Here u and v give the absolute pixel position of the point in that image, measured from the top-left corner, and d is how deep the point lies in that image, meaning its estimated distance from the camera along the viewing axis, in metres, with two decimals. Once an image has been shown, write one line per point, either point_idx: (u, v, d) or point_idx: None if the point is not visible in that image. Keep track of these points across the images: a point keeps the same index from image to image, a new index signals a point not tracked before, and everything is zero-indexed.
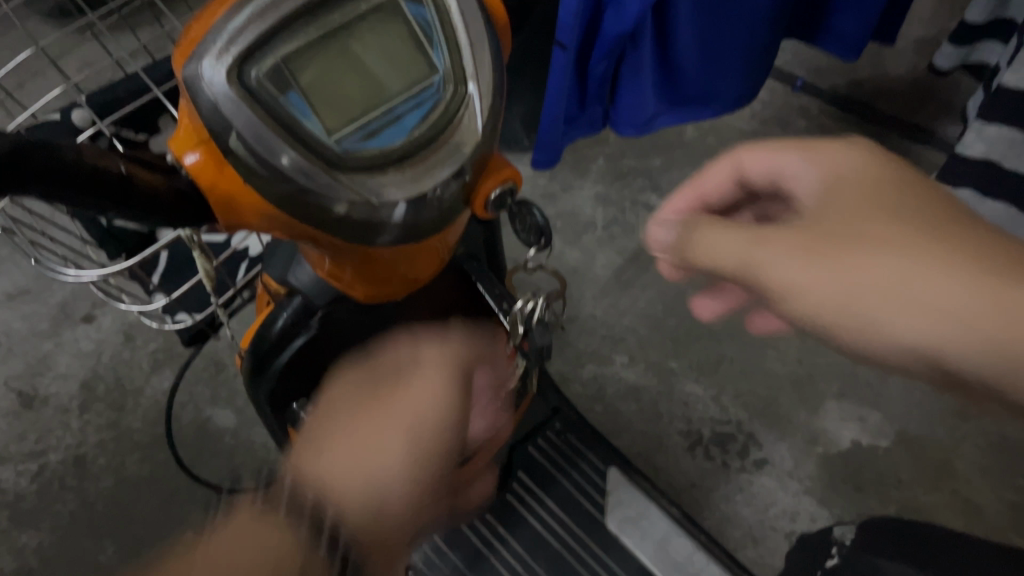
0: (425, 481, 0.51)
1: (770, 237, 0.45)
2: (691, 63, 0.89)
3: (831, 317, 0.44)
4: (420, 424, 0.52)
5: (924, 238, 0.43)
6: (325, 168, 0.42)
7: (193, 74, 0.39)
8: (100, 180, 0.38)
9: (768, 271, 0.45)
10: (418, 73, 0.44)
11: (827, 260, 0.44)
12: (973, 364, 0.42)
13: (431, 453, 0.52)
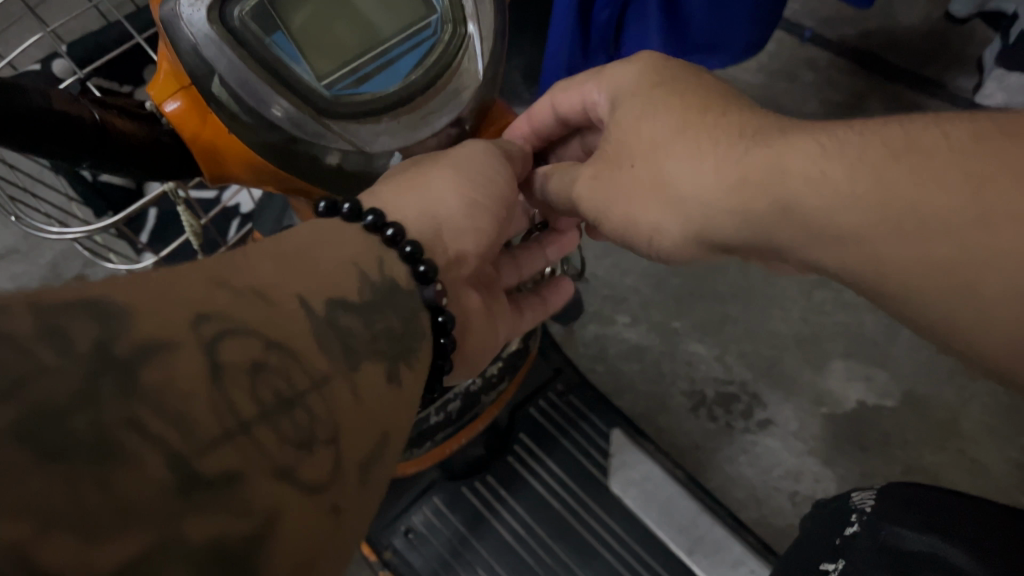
0: (488, 222, 0.43)
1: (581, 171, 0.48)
2: (698, 10, 0.85)
3: (641, 236, 0.45)
4: (483, 165, 0.44)
5: (666, 130, 0.43)
6: (314, 115, 0.40)
7: (168, 12, 0.36)
8: (72, 127, 0.36)
9: (585, 203, 0.48)
10: (415, 14, 0.42)
11: (610, 182, 0.46)
12: (765, 247, 0.40)
13: (497, 195, 0.43)
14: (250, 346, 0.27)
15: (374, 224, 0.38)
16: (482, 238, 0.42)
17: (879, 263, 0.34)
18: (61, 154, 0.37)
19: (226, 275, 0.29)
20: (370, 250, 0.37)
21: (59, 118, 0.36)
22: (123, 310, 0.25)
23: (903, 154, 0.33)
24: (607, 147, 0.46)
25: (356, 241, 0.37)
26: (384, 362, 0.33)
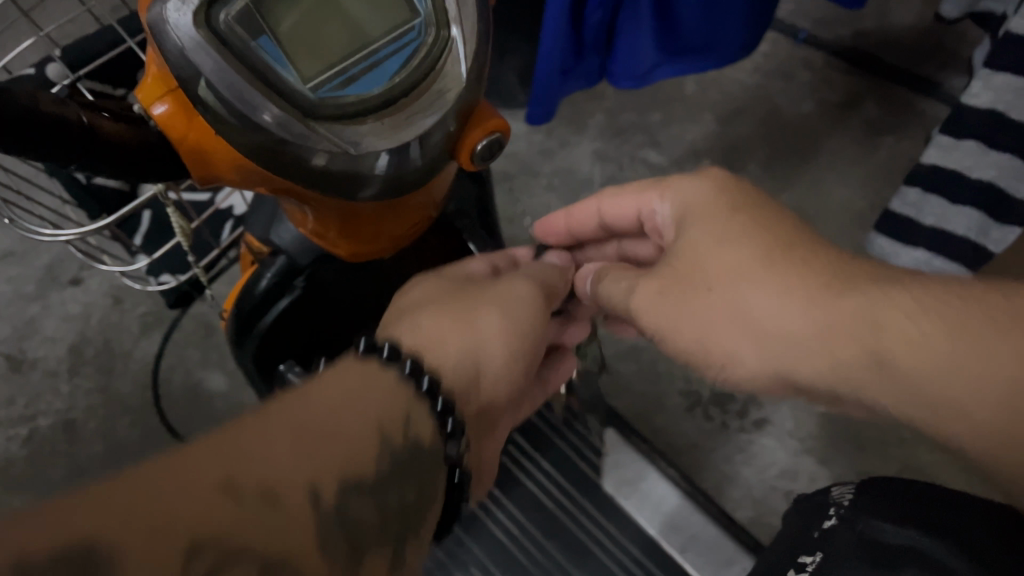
0: (518, 365, 0.47)
1: (637, 288, 0.48)
2: (689, 11, 0.86)
3: (703, 362, 0.45)
4: (523, 310, 0.48)
5: (754, 261, 0.42)
6: (299, 116, 0.40)
7: (156, 16, 0.36)
8: (59, 128, 0.37)
9: (642, 320, 0.48)
10: (399, 17, 0.42)
11: (675, 305, 0.45)
12: (834, 394, 0.40)
13: (531, 340, 0.48)
14: (249, 569, 0.29)
15: (412, 372, 0.40)
16: (511, 383, 0.47)
17: (964, 419, 0.34)
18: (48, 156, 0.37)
19: (234, 473, 0.31)
20: (398, 405, 0.38)
21: (46, 119, 0.36)
22: (112, 555, 0.26)
23: (1010, 323, 0.34)
24: (673, 265, 0.46)
25: (383, 394, 0.38)
26: (387, 540, 0.35)
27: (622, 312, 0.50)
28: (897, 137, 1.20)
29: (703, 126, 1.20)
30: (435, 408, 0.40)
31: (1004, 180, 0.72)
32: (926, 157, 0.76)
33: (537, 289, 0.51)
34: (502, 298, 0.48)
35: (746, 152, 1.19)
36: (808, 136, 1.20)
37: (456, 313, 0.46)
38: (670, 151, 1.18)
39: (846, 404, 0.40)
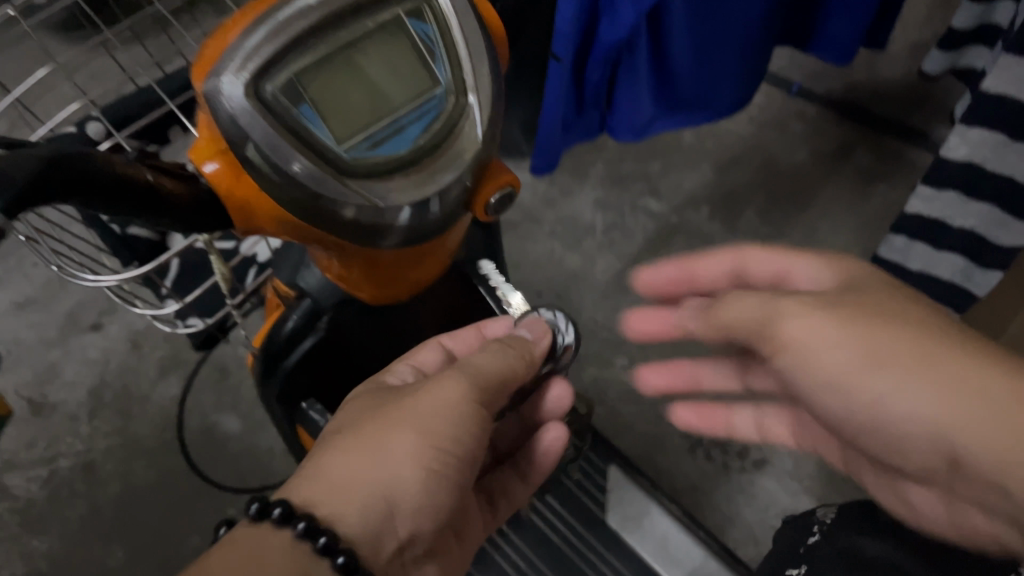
0: (439, 484, 0.48)
1: (794, 304, 0.45)
2: (684, 69, 0.91)
3: (852, 389, 0.44)
4: (443, 426, 0.49)
5: (954, 333, 0.42)
6: (335, 174, 0.45)
7: (212, 89, 0.41)
8: (126, 191, 0.40)
9: (787, 335, 0.45)
10: (422, 87, 0.48)
11: (850, 327, 0.43)
12: (989, 473, 0.40)
13: (452, 458, 0.49)
14: None
15: (308, 531, 0.43)
16: (435, 507, 0.49)
17: None
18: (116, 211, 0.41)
19: None
20: (295, 569, 0.43)
21: (117, 183, 0.39)
22: None
23: None
24: (851, 300, 0.45)
25: (275, 559, 0.43)
26: None
27: (754, 324, 0.47)
28: (889, 184, 1.24)
29: (701, 174, 1.25)
30: (335, 562, 0.43)
31: (982, 228, 0.74)
32: (910, 207, 0.77)
33: (467, 396, 0.50)
34: (429, 418, 0.49)
35: (743, 200, 1.23)
36: (803, 184, 1.24)
37: (375, 442, 0.48)
38: (669, 199, 1.23)
39: (982, 485, 0.41)
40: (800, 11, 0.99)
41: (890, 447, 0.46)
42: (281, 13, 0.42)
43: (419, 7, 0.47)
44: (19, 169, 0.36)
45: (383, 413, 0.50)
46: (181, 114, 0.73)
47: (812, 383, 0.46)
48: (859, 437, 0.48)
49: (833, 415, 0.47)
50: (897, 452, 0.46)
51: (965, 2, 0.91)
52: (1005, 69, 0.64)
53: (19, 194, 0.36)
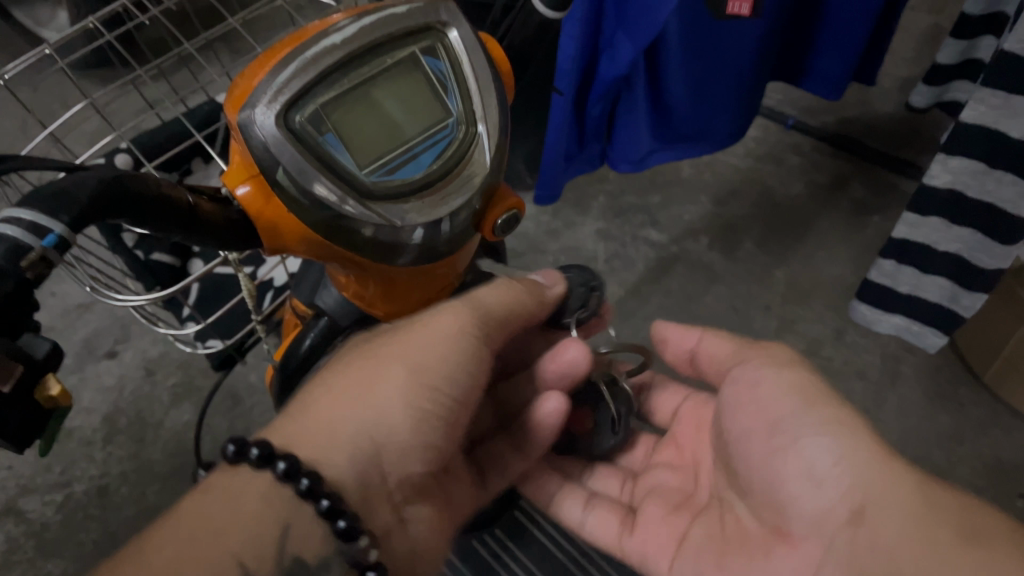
0: (426, 423, 0.55)
1: (758, 351, 0.59)
2: (681, 103, 0.95)
3: (789, 421, 0.54)
4: (434, 364, 0.55)
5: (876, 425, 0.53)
6: (356, 196, 0.49)
7: (245, 119, 0.46)
8: (168, 208, 0.44)
9: (752, 365, 0.58)
10: (435, 118, 0.53)
11: (807, 379, 0.55)
12: (875, 521, 0.48)
13: (441, 394, 0.55)
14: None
15: (287, 472, 0.48)
16: (423, 447, 0.55)
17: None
18: (160, 230, 0.45)
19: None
20: (279, 512, 0.49)
21: (160, 201, 0.44)
22: None
23: None
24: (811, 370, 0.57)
25: (258, 504, 0.48)
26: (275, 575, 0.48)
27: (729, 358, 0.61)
28: (884, 215, 1.27)
29: (699, 207, 1.29)
30: (317, 504, 0.49)
31: (968, 253, 0.77)
32: (898, 233, 0.81)
33: (459, 327, 0.57)
34: (416, 358, 0.55)
35: (741, 231, 1.27)
36: (800, 216, 1.28)
37: (367, 383, 0.55)
38: (669, 230, 1.26)
39: (864, 538, 0.49)
40: (793, 49, 1.04)
41: (793, 491, 0.53)
42: (309, 52, 0.47)
43: (433, 46, 0.52)
44: (81, 188, 0.39)
45: (378, 352, 0.56)
46: (207, 144, 0.79)
47: (757, 409, 0.56)
48: (762, 480, 0.55)
49: (756, 450, 0.56)
50: (796, 500, 0.53)
51: (949, 39, 0.96)
52: (982, 101, 0.68)
53: (87, 211, 0.39)
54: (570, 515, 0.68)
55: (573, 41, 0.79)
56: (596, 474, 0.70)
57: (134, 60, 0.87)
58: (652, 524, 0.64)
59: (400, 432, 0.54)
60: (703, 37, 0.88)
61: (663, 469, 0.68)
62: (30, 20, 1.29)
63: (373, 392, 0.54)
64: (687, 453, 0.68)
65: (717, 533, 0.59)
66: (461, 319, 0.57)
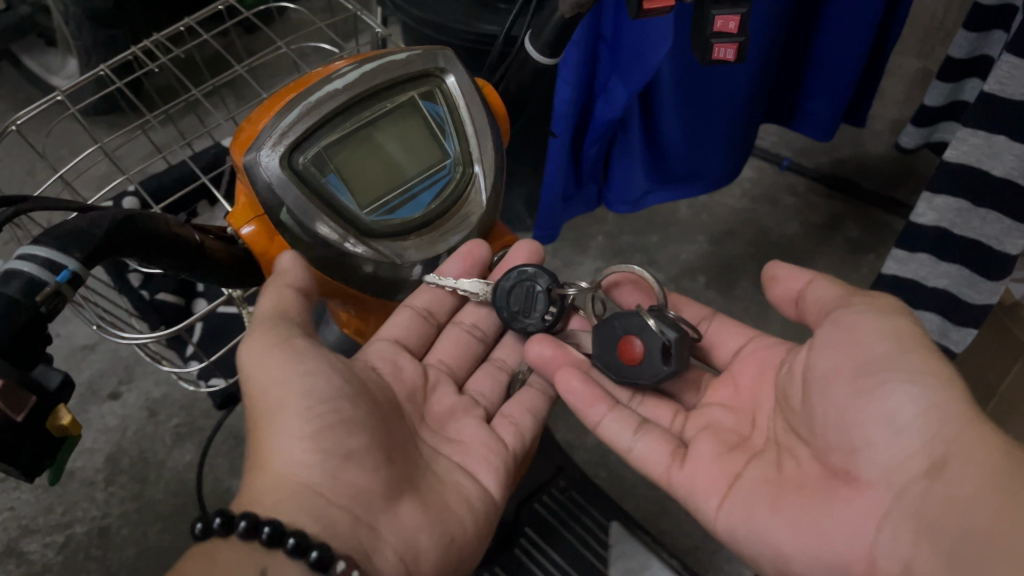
0: (330, 434, 0.49)
1: (861, 298, 0.55)
2: (675, 144, 0.98)
3: (880, 371, 0.50)
4: (285, 390, 0.49)
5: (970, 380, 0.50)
6: (357, 235, 0.53)
7: (251, 160, 0.49)
8: (180, 245, 0.47)
9: (851, 311, 0.54)
10: (434, 159, 0.56)
11: (904, 326, 0.52)
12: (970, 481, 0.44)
13: (316, 399, 0.49)
14: None
15: (250, 527, 0.44)
16: (347, 458, 0.49)
17: None
18: (169, 267, 0.47)
19: None
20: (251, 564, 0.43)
21: (172, 238, 0.46)
22: None
23: None
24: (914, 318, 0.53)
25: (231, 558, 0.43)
26: None
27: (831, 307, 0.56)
28: (878, 253, 1.29)
29: (696, 246, 1.31)
30: (286, 546, 0.44)
31: (957, 289, 0.78)
32: (888, 269, 0.82)
33: (274, 344, 0.51)
34: (287, 389, 0.49)
35: (738, 269, 1.28)
36: (796, 254, 1.30)
37: (264, 443, 0.49)
38: (667, 269, 1.28)
39: (954, 492, 0.45)
40: (784, 92, 1.07)
41: (869, 435, 0.49)
42: (313, 96, 0.50)
43: (431, 90, 0.55)
44: (97, 225, 0.42)
45: (262, 396, 0.50)
46: (213, 187, 0.81)
47: (845, 357, 0.52)
48: (833, 428, 0.51)
49: (828, 402, 0.52)
50: (871, 447, 0.48)
51: (934, 81, 0.98)
52: (964, 140, 0.70)
53: (95, 249, 0.42)
54: (617, 437, 0.60)
55: (569, 86, 0.81)
56: (646, 401, 0.64)
57: (144, 105, 0.90)
58: (702, 461, 0.57)
59: (322, 456, 0.48)
60: (695, 83, 0.91)
61: (717, 406, 0.63)
62: (41, 67, 1.32)
63: (275, 441, 0.49)
64: (745, 393, 0.63)
65: (772, 476, 0.54)
66: (283, 341, 0.51)
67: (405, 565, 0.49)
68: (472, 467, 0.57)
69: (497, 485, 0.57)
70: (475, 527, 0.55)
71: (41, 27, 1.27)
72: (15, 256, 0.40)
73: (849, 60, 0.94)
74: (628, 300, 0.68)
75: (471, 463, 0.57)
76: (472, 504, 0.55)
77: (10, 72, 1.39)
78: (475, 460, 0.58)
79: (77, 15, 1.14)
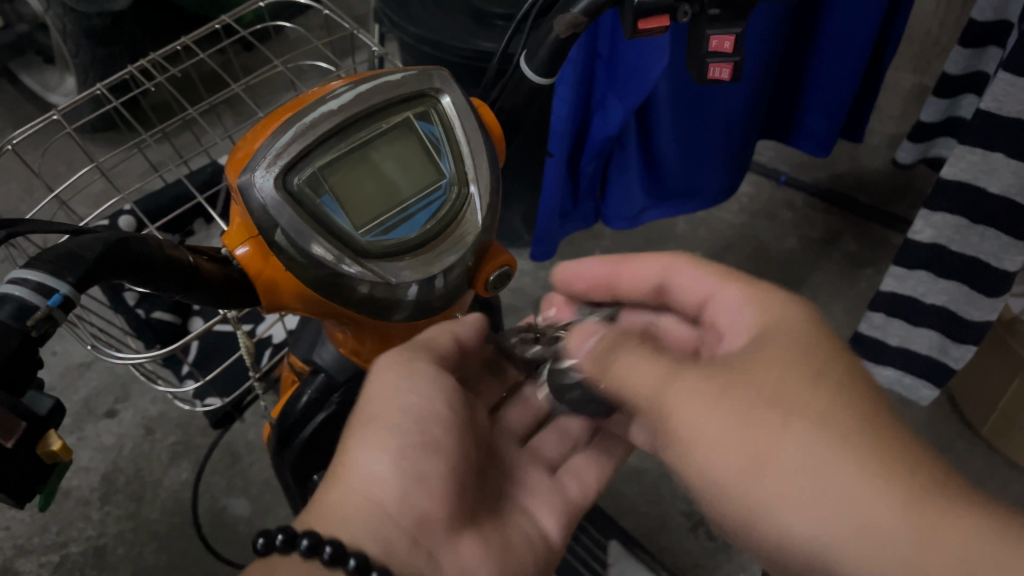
0: (417, 457, 0.49)
1: (666, 396, 0.41)
2: (672, 161, 0.98)
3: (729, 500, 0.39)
4: (386, 408, 0.51)
5: (826, 447, 0.36)
6: (352, 254, 0.52)
7: (245, 181, 0.49)
8: (175, 266, 0.46)
9: (665, 400, 0.41)
10: (430, 179, 0.56)
11: (734, 430, 0.38)
12: None
13: (414, 424, 0.50)
14: None
15: (311, 547, 0.43)
16: (418, 480, 0.48)
17: None
18: (163, 289, 0.47)
19: None
20: None
21: (167, 258, 0.46)
22: None
23: None
24: (744, 393, 0.39)
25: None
26: None
27: (645, 398, 0.42)
28: (876, 268, 1.29)
29: (694, 262, 1.30)
30: (346, 566, 0.43)
31: (955, 306, 0.78)
32: (886, 285, 0.82)
33: (391, 366, 0.53)
34: (383, 408, 0.51)
35: None
36: (794, 270, 1.29)
37: (349, 452, 0.50)
38: None
39: None
40: (781, 109, 1.07)
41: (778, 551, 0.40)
42: (307, 117, 0.51)
43: (427, 110, 0.55)
44: (89, 249, 0.42)
45: (363, 410, 0.52)
46: (209, 205, 0.81)
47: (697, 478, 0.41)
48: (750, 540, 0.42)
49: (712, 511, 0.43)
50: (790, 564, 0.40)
51: (930, 97, 0.98)
52: (960, 157, 0.70)
53: (88, 272, 0.41)
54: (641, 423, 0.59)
55: (566, 103, 0.81)
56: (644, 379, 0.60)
57: (139, 123, 0.89)
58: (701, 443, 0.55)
59: (402, 475, 0.48)
60: (693, 100, 0.90)
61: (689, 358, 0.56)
62: (40, 85, 1.32)
63: (357, 453, 0.49)
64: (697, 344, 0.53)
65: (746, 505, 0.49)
66: (403, 363, 0.54)
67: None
68: (539, 510, 0.57)
69: (563, 530, 0.57)
70: (536, 568, 0.54)
71: (39, 45, 1.28)
72: (6, 280, 0.40)
73: (846, 77, 0.94)
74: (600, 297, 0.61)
75: (541, 510, 0.57)
76: (536, 546, 0.55)
77: (7, 89, 1.39)
78: (539, 502, 0.58)
79: (75, 33, 1.14)
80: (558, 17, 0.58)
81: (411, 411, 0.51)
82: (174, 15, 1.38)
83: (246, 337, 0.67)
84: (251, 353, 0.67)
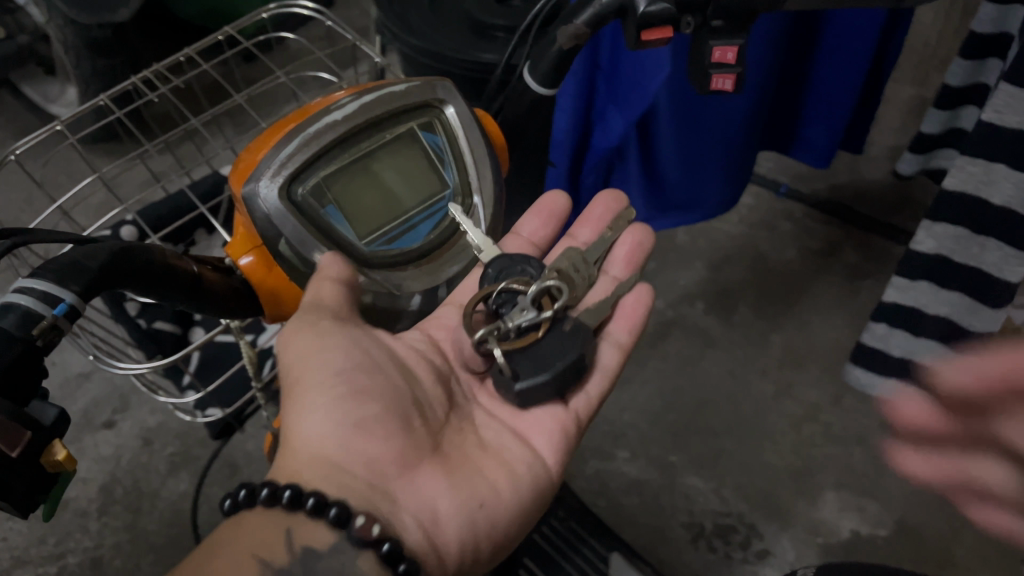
0: (346, 406, 0.48)
1: None
2: (673, 173, 0.98)
3: None
4: (306, 367, 0.49)
5: None
6: (355, 263, 0.53)
7: (249, 191, 0.50)
8: (176, 276, 0.47)
9: None
10: (433, 189, 0.57)
11: None
12: None
13: (334, 373, 0.49)
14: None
15: (272, 496, 0.44)
16: (353, 427, 0.47)
17: None
18: (164, 299, 0.47)
19: None
20: (277, 526, 0.43)
21: (171, 269, 0.46)
22: None
23: None
24: None
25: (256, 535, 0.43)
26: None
27: None
28: (876, 280, 1.29)
29: (695, 272, 1.29)
30: (305, 506, 0.43)
31: (957, 316, 0.78)
32: (888, 296, 0.82)
33: (302, 329, 0.50)
34: (307, 369, 0.49)
35: (738, 296, 1.26)
36: (796, 281, 1.29)
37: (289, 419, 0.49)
38: (665, 295, 1.26)
39: None
40: (781, 121, 1.07)
41: None
42: (311, 127, 0.52)
43: (430, 121, 0.57)
44: (92, 258, 0.42)
45: (291, 375, 0.50)
46: (211, 215, 0.80)
47: None
48: None
49: None
50: None
51: (931, 109, 0.99)
52: (962, 169, 0.70)
53: (91, 280, 0.42)
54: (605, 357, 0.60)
55: (567, 115, 0.82)
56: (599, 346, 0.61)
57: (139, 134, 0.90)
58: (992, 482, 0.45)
59: (340, 426, 0.47)
60: (694, 111, 0.91)
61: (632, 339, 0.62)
62: (40, 96, 1.32)
63: (295, 417, 0.48)
64: None
65: None
66: (311, 323, 0.50)
67: (428, 533, 0.46)
68: (527, 430, 0.55)
69: (553, 448, 0.54)
70: (521, 488, 0.51)
71: (41, 56, 1.28)
72: (12, 290, 0.40)
73: (846, 88, 0.95)
74: (619, 250, 0.67)
75: (527, 431, 0.55)
76: (514, 471, 0.52)
77: (9, 99, 1.40)
78: (532, 429, 0.55)
79: (76, 45, 1.14)
80: (561, 29, 0.58)
81: (328, 365, 0.49)
82: (175, 26, 1.38)
83: (247, 346, 0.67)
84: (253, 363, 0.67)
